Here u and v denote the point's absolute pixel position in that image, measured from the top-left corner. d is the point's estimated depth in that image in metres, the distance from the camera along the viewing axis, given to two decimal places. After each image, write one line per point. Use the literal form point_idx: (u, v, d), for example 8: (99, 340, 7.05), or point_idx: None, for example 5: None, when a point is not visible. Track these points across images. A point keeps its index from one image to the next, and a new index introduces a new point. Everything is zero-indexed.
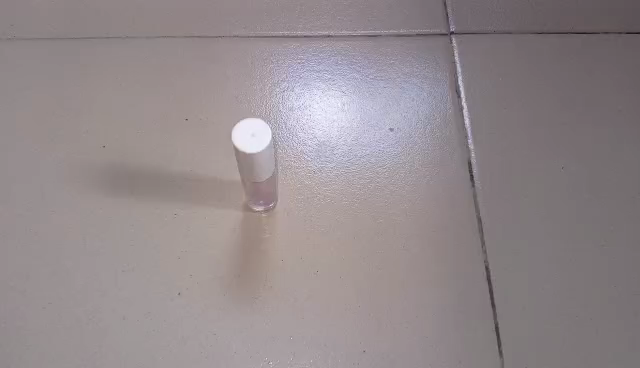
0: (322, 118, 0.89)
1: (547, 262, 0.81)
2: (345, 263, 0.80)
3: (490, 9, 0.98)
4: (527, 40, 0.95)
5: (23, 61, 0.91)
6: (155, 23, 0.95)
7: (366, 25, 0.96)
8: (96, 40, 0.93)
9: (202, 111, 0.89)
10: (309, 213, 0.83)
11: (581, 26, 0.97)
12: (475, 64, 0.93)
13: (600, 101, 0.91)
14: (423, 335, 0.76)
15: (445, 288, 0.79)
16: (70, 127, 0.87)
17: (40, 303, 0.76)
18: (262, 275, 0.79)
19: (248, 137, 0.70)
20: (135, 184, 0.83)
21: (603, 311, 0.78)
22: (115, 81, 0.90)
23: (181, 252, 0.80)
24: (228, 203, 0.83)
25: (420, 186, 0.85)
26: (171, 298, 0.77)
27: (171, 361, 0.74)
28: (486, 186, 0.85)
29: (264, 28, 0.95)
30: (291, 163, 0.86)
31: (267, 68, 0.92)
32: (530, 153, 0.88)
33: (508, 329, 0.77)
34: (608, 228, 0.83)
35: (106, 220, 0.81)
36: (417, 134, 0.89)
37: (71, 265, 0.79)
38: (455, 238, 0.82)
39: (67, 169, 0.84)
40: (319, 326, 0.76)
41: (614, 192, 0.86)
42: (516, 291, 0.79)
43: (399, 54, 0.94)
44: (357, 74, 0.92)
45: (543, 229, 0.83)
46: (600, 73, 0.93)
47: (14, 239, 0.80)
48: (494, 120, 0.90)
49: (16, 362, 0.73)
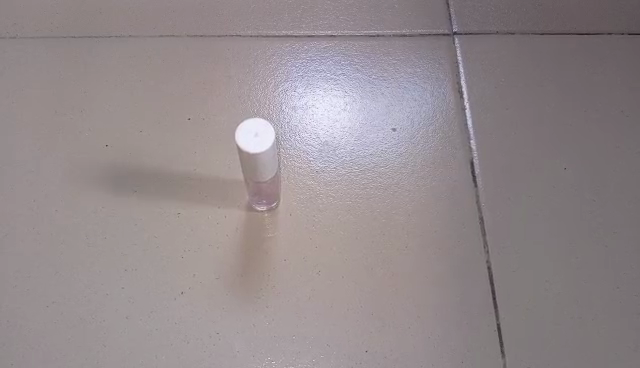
0: (325, 118, 0.89)
1: (549, 262, 0.81)
2: (347, 263, 0.80)
3: (493, 9, 0.98)
4: (530, 40, 0.95)
5: (25, 60, 0.91)
6: (157, 22, 0.95)
7: (369, 24, 0.96)
8: (98, 39, 0.93)
9: (205, 110, 0.89)
10: (311, 213, 0.83)
11: (584, 26, 0.96)
12: (478, 64, 0.93)
13: (602, 101, 0.91)
14: (425, 335, 0.76)
15: (447, 288, 0.79)
16: (72, 126, 0.87)
17: (42, 302, 0.76)
18: (264, 275, 0.79)
19: (251, 136, 0.71)
20: (137, 183, 0.83)
21: (606, 311, 0.78)
22: (118, 80, 0.90)
23: (184, 251, 0.80)
24: (231, 202, 0.83)
25: (422, 186, 0.85)
26: (174, 298, 0.77)
27: (174, 360, 0.74)
28: (489, 186, 0.85)
29: (266, 28, 0.95)
30: (294, 163, 0.86)
31: (270, 68, 0.92)
32: (533, 153, 0.88)
33: (510, 330, 0.77)
34: (610, 228, 0.83)
35: (109, 220, 0.81)
36: (420, 134, 0.89)
37: (73, 264, 0.79)
38: (457, 238, 0.82)
39: (69, 168, 0.84)
40: (321, 325, 0.76)
41: (617, 193, 0.85)
42: (519, 292, 0.79)
43: (401, 54, 0.94)
44: (360, 74, 0.92)
45: (546, 229, 0.83)
46: (603, 73, 0.93)
47: (16, 238, 0.80)
48: (497, 120, 0.90)
49: (19, 361, 0.73)
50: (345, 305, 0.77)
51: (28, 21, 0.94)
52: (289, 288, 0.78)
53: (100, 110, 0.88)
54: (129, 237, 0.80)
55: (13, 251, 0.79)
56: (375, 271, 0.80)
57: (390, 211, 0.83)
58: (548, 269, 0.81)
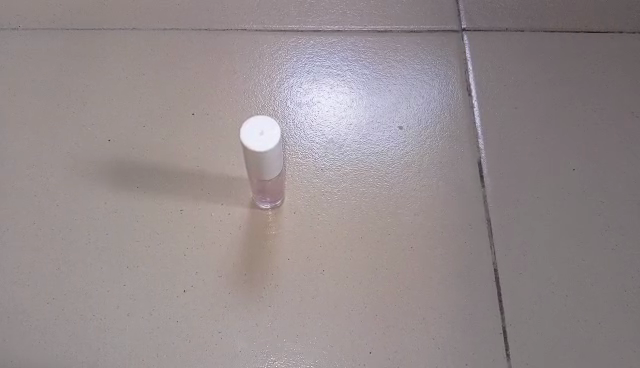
0: (330, 114, 0.88)
1: (556, 264, 0.80)
2: (352, 263, 0.79)
3: (503, 6, 0.95)
4: (539, 38, 0.93)
5: (28, 53, 0.90)
6: (162, 16, 0.93)
7: (376, 19, 0.95)
8: (101, 31, 0.92)
9: (209, 105, 0.87)
10: (316, 211, 0.82)
11: (595, 25, 0.95)
12: (486, 62, 0.92)
13: (612, 101, 0.90)
14: (431, 337, 0.75)
15: (453, 290, 0.78)
16: (75, 120, 0.86)
17: (44, 298, 0.76)
18: (268, 274, 0.78)
19: (257, 134, 0.70)
20: (140, 179, 0.82)
21: (613, 314, 0.77)
22: (122, 75, 0.89)
23: (187, 248, 0.79)
24: (234, 200, 0.82)
25: (429, 186, 0.84)
26: (176, 295, 0.76)
27: (176, 358, 0.73)
28: (496, 186, 0.84)
29: (272, 22, 0.93)
30: (299, 160, 0.85)
31: (275, 63, 0.91)
32: (541, 153, 0.86)
33: (516, 333, 0.76)
34: (618, 230, 0.82)
35: (111, 215, 0.80)
36: (427, 132, 0.87)
37: (75, 260, 0.78)
38: (463, 238, 0.81)
39: (72, 163, 0.83)
40: (325, 326, 0.75)
41: (626, 194, 0.84)
42: (525, 294, 0.78)
43: (409, 50, 0.93)
44: (366, 70, 0.91)
45: (553, 231, 0.82)
46: (613, 72, 0.91)
47: (17, 232, 0.79)
48: (505, 119, 0.88)
49: (19, 357, 0.72)
50: (350, 304, 0.76)
51: (31, 12, 0.93)
52: (292, 287, 0.77)
53: (103, 104, 0.87)
54: (132, 233, 0.79)
55: (14, 246, 0.78)
56: (381, 270, 0.79)
57: (396, 210, 0.82)
58: (555, 272, 0.80)
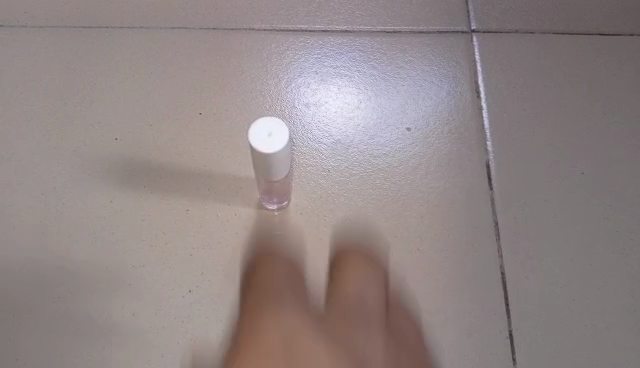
0: (338, 115, 0.88)
1: (565, 269, 0.79)
2: (359, 266, 0.78)
3: (513, 6, 0.94)
4: (550, 39, 0.92)
5: (36, 51, 0.90)
6: (170, 14, 0.93)
7: (385, 20, 0.94)
8: (109, 29, 0.91)
9: (216, 105, 0.87)
10: (323, 212, 0.81)
11: (606, 27, 0.94)
12: (496, 64, 0.91)
13: (622, 105, 0.89)
14: (438, 341, 0.75)
15: (460, 293, 0.77)
16: (83, 119, 0.86)
17: (50, 296, 0.76)
18: (275, 275, 0.76)
19: (264, 135, 0.69)
20: (147, 178, 0.82)
21: (621, 320, 0.77)
22: (130, 74, 0.89)
23: (193, 249, 0.78)
24: (241, 199, 0.81)
25: (437, 188, 0.84)
26: (182, 295, 0.76)
27: (180, 359, 0.73)
28: (505, 189, 0.84)
29: (280, 21, 0.93)
30: (306, 160, 0.85)
31: (283, 63, 0.90)
32: (550, 156, 0.86)
33: (523, 338, 0.75)
34: (628, 234, 0.81)
35: (117, 214, 0.80)
36: (435, 133, 0.87)
37: (81, 259, 0.78)
38: (471, 241, 0.80)
39: (79, 161, 0.83)
40: (331, 328, 0.75)
41: (636, 198, 0.84)
42: (533, 298, 0.78)
43: (418, 51, 0.92)
44: (375, 71, 0.91)
45: (561, 234, 0.81)
46: (624, 76, 0.91)
47: (23, 231, 0.79)
48: (515, 122, 0.88)
49: (24, 356, 0.73)
50: (354, 310, 0.76)
51: (39, 9, 0.92)
52: (296, 289, 0.76)
53: (110, 103, 0.87)
54: (137, 233, 0.79)
55: (20, 245, 0.78)
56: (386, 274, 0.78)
57: (403, 213, 0.82)
58: (562, 276, 0.79)
